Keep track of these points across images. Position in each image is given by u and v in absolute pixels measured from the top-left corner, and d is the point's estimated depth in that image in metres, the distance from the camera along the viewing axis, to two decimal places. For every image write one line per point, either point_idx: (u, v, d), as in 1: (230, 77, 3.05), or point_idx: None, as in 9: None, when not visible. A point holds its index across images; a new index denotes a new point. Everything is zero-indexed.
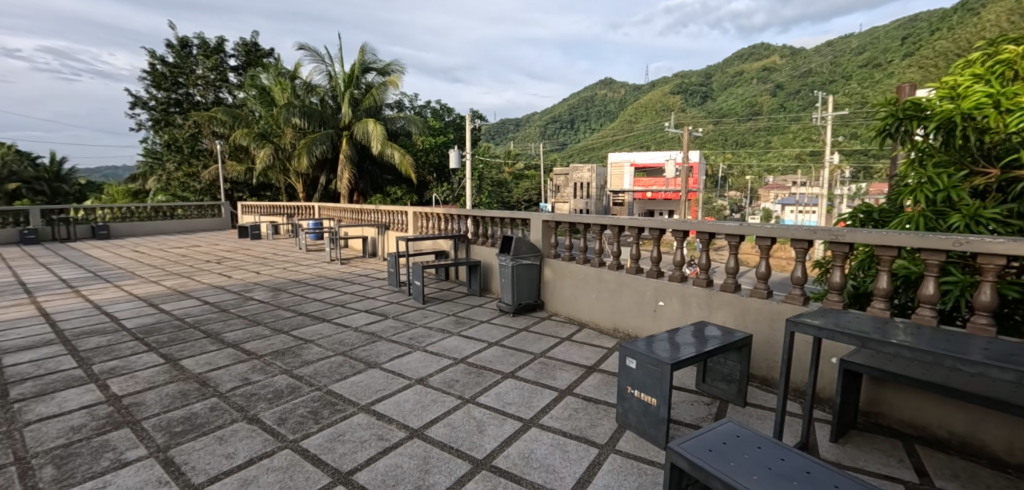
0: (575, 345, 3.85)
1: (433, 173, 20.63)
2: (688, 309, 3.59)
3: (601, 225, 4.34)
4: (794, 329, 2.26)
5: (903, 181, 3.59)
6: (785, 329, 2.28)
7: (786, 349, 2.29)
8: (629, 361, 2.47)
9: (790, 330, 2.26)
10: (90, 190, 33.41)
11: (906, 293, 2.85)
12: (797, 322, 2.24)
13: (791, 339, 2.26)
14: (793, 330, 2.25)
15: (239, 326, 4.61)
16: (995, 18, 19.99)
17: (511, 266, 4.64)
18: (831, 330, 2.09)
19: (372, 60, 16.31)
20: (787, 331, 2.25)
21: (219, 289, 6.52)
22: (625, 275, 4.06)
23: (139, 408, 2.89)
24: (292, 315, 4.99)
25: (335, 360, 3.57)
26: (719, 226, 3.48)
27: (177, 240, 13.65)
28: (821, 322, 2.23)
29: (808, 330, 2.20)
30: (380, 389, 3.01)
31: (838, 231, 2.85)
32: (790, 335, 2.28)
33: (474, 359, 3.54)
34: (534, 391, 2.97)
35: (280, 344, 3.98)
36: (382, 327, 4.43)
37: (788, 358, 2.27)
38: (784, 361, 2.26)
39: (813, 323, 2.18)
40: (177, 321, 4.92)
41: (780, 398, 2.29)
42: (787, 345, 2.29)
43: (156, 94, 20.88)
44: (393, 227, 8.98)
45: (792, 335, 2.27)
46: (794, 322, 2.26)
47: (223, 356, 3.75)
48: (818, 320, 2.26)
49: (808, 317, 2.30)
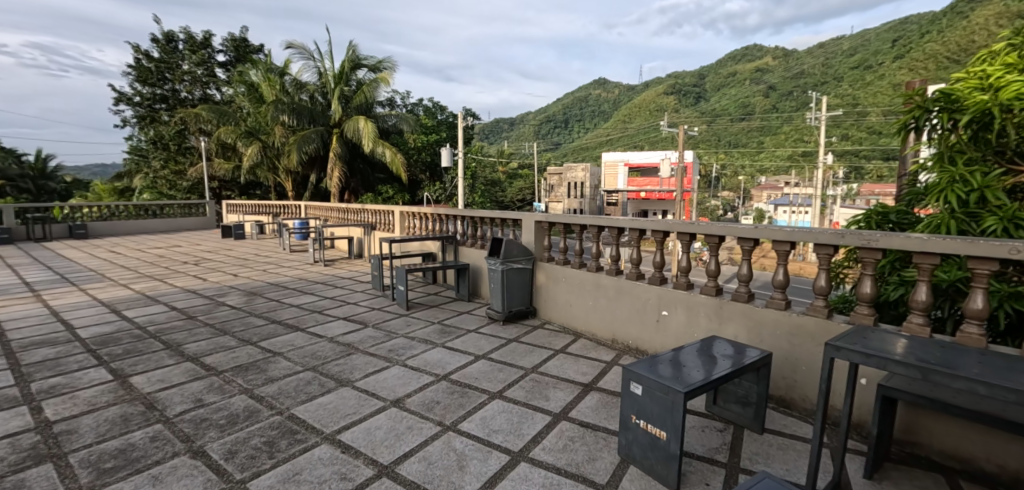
0: (571, 358, 3.51)
1: (425, 171, 20.20)
2: (695, 320, 3.24)
3: (598, 226, 4.01)
4: (829, 353, 1.90)
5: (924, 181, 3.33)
6: (825, 354, 1.89)
7: (824, 376, 1.92)
8: (634, 385, 2.13)
9: (826, 355, 1.89)
10: (76, 188, 32.85)
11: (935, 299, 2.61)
12: (838, 343, 1.86)
13: (833, 364, 1.88)
14: (835, 356, 1.86)
15: (204, 336, 4.23)
16: (985, 22, 20.31)
17: (500, 270, 4.30)
18: (882, 357, 1.72)
19: (363, 56, 15.83)
20: (827, 356, 1.87)
21: (190, 294, 6.09)
22: (626, 281, 3.70)
23: (69, 438, 2.51)
24: (264, 323, 4.60)
25: (303, 377, 3.20)
26: (731, 228, 3.10)
27: (157, 239, 13.21)
28: (863, 343, 1.88)
29: (851, 354, 1.82)
30: (349, 414, 2.65)
31: (870, 235, 2.48)
32: (829, 360, 1.90)
33: (458, 375, 3.18)
34: (524, 415, 2.64)
35: (245, 358, 3.61)
36: (360, 337, 4.05)
37: (827, 387, 1.91)
38: (824, 392, 1.91)
39: (858, 345, 1.80)
40: (138, 329, 4.52)
41: (820, 432, 1.95)
42: (827, 372, 1.92)
43: (141, 89, 20.43)
44: (380, 227, 8.61)
45: (832, 361, 1.89)
46: (836, 346, 1.86)
47: (179, 372, 3.37)
48: (863, 342, 1.90)
49: (846, 336, 1.94)
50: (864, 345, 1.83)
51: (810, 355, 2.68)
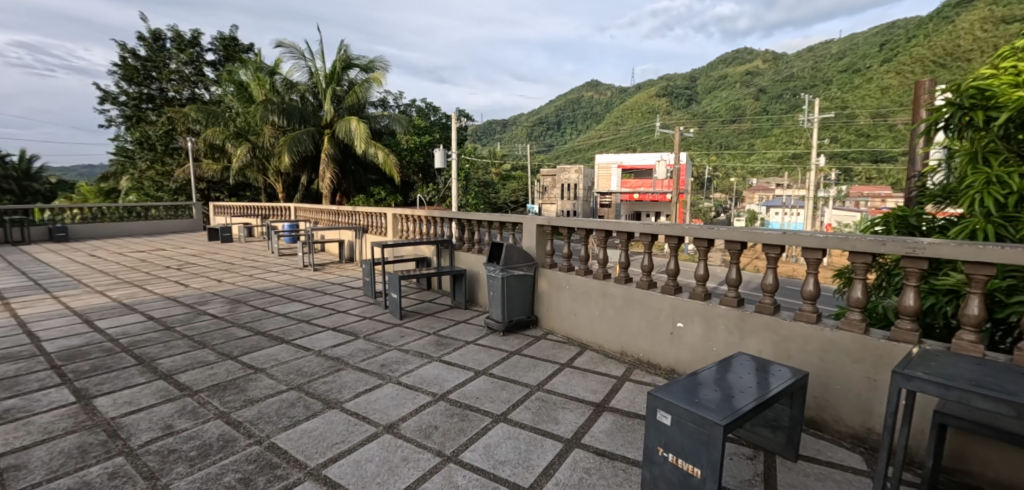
0: (579, 373, 3.26)
1: (418, 173, 19.90)
2: (714, 334, 2.98)
3: (605, 230, 3.75)
4: (896, 381, 1.65)
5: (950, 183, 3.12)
6: (892, 383, 1.65)
7: (892, 409, 1.68)
8: (662, 414, 1.87)
9: (893, 384, 1.65)
10: (61, 189, 32.11)
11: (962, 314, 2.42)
12: (908, 371, 1.62)
13: (902, 395, 1.64)
14: (905, 387, 1.61)
15: (181, 350, 3.92)
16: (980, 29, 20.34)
17: (501, 277, 4.04)
18: (966, 390, 1.48)
19: (354, 56, 15.49)
20: (897, 386, 1.62)
21: (171, 301, 5.76)
22: (636, 290, 3.44)
23: (16, 474, 2.21)
24: (247, 334, 4.29)
25: (287, 397, 2.91)
26: (756, 233, 2.82)
27: (141, 242, 12.80)
28: (938, 372, 1.63)
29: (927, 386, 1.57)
30: (337, 442, 2.37)
31: (916, 242, 2.22)
32: (896, 391, 1.65)
33: (457, 394, 2.91)
34: (533, 441, 2.38)
35: (224, 375, 3.32)
36: (351, 350, 3.76)
37: (894, 421, 1.67)
38: (889, 426, 1.68)
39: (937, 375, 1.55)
40: (111, 342, 4.20)
41: (886, 467, 1.73)
42: (892, 402, 1.68)
43: (127, 89, 19.99)
44: (371, 230, 8.31)
45: (900, 390, 1.64)
46: (906, 374, 1.62)
47: (149, 393, 3.08)
48: (933, 369, 1.66)
49: (915, 362, 1.70)
50: (940, 374, 1.59)
51: (846, 375, 2.44)
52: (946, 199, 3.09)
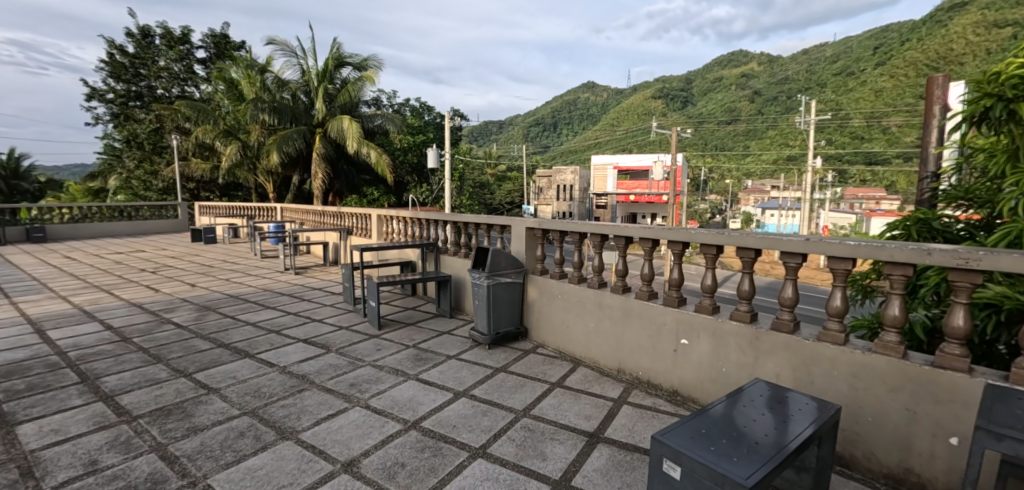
0: (570, 395, 2.92)
1: (412, 173, 19.52)
2: (723, 352, 2.65)
3: (601, 235, 3.39)
4: (980, 442, 1.45)
5: (983, 181, 2.75)
6: (976, 443, 1.44)
7: (970, 477, 1.46)
8: (670, 466, 1.54)
9: (976, 445, 1.44)
10: (50, 188, 31.54)
11: (1006, 329, 2.05)
12: (996, 428, 1.42)
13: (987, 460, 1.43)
14: (992, 448, 1.41)
15: (132, 365, 3.53)
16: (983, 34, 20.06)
17: (486, 285, 3.67)
18: None
19: (347, 54, 15.10)
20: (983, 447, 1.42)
21: (137, 308, 5.37)
22: (635, 301, 3.10)
23: None
24: (208, 347, 3.91)
25: (237, 425, 2.55)
26: (774, 241, 2.45)
27: (121, 242, 12.34)
28: None
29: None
30: (285, 485, 2.02)
31: (970, 253, 1.85)
32: (976, 452, 1.44)
33: (433, 422, 2.56)
34: (516, 484, 2.03)
35: (171, 396, 2.95)
36: (320, 365, 3.40)
37: None
38: None
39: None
40: (58, 356, 3.81)
41: None
42: (971, 468, 1.47)
43: (114, 86, 19.51)
44: (357, 232, 7.95)
45: (982, 454, 1.44)
46: (992, 432, 1.43)
47: (81, 419, 2.70)
48: None
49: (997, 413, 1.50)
50: None
51: (881, 406, 2.11)
52: (969, 201, 2.80)
